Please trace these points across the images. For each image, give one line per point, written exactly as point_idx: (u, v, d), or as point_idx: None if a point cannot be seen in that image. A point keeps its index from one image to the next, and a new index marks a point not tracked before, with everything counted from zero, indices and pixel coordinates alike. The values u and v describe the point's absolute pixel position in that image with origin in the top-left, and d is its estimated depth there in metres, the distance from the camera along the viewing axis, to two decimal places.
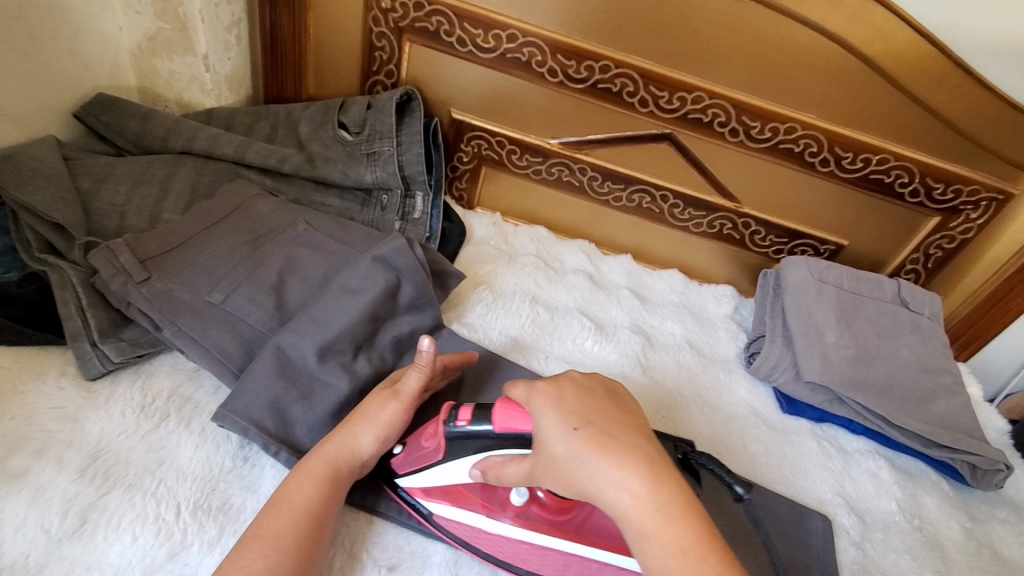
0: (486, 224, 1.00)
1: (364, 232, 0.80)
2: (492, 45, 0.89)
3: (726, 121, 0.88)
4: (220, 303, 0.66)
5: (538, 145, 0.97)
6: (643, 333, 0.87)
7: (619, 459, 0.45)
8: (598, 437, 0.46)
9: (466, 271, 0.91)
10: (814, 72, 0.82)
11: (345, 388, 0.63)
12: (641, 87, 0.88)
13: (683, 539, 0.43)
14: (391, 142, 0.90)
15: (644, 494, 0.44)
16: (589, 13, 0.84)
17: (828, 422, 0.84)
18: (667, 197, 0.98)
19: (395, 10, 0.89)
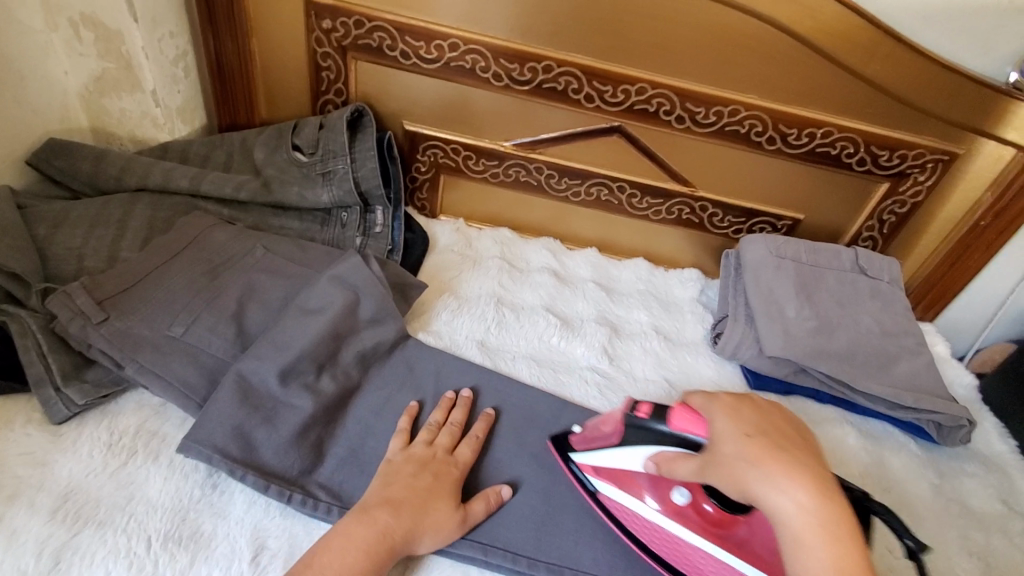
0: (449, 231, 1.01)
1: (325, 251, 0.83)
2: (435, 56, 0.90)
3: (670, 109, 0.89)
4: (180, 336, 0.67)
5: (493, 149, 0.98)
6: (609, 324, 0.89)
7: (788, 471, 0.46)
8: (784, 462, 0.47)
9: (430, 280, 0.91)
10: (751, 54, 0.83)
11: (310, 408, 0.65)
12: (584, 84, 0.89)
13: (842, 563, 0.43)
14: (345, 159, 0.90)
15: (811, 505, 0.45)
16: (526, 16, 0.85)
17: (795, 394, 0.86)
18: (625, 188, 0.99)
19: (336, 30, 0.90)
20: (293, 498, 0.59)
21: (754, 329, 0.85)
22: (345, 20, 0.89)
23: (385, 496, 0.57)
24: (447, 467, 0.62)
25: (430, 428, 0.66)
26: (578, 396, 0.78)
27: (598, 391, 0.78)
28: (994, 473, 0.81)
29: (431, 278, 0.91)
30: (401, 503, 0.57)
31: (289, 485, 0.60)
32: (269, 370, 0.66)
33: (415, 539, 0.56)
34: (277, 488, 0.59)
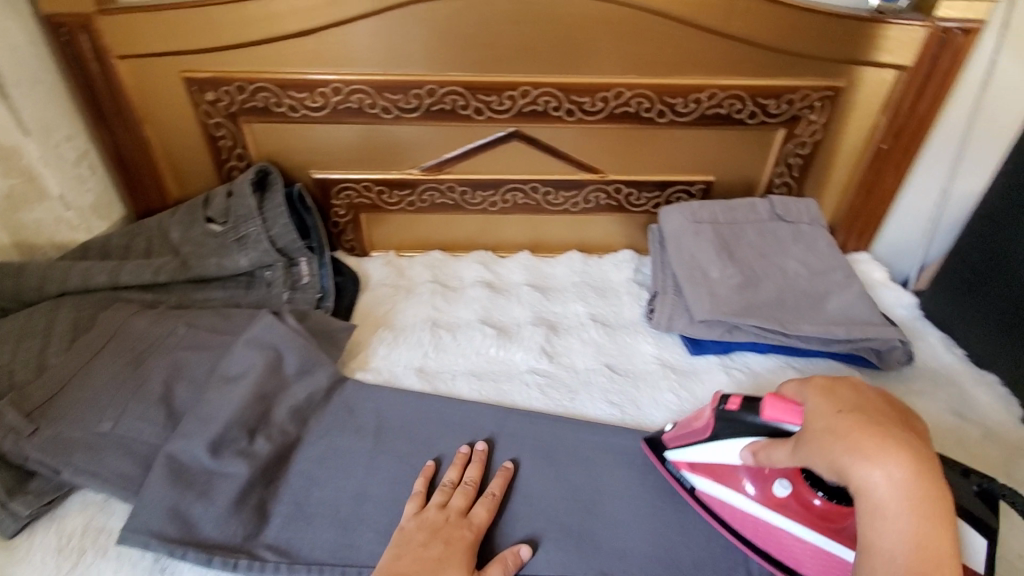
0: (380, 266, 1.15)
1: (245, 314, 0.93)
2: (321, 103, 1.02)
3: (557, 103, 1.04)
4: (110, 431, 0.76)
5: (402, 179, 1.12)
6: (547, 323, 1.03)
7: (886, 452, 0.50)
8: (893, 446, 0.50)
9: (363, 318, 1.03)
10: (593, 32, 0.98)
11: (245, 472, 0.74)
12: (470, 98, 1.03)
13: (923, 538, 0.48)
14: (256, 222, 0.99)
15: (908, 484, 0.49)
16: (385, 50, 0.98)
17: (733, 351, 0.99)
18: (536, 189, 1.15)
19: (220, 99, 1.02)
20: (237, 563, 0.68)
21: (680, 298, 1.01)
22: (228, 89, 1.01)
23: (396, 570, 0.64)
24: (461, 531, 0.69)
25: (444, 490, 0.73)
26: (520, 401, 0.89)
27: (540, 393, 0.90)
28: (939, 385, 0.95)
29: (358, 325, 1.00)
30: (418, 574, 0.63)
31: (234, 553, 0.69)
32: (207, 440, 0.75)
33: None
34: (220, 559, 0.68)
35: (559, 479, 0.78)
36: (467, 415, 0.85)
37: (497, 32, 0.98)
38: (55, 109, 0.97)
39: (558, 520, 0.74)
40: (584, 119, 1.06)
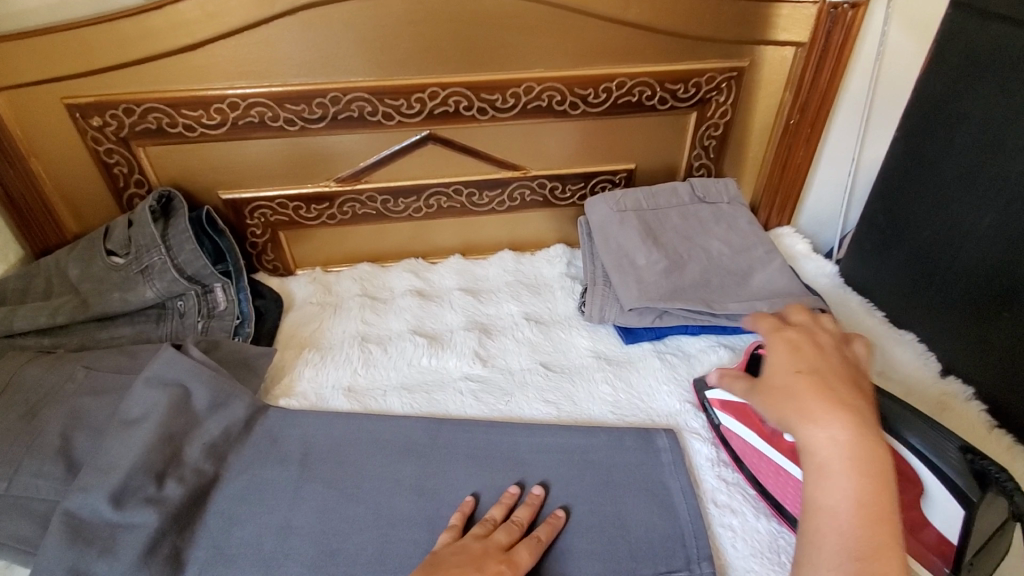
0: (510, 263, 1.08)
1: (331, 323, 0.95)
2: (512, 103, 0.95)
3: (733, 91, 0.98)
4: (2, 492, 0.66)
5: (576, 174, 1.05)
6: (662, 356, 0.89)
7: (824, 411, 0.54)
8: (831, 397, 0.55)
9: (498, 323, 0.95)
10: (794, 27, 0.92)
11: (155, 523, 0.63)
12: (657, 88, 0.96)
13: (859, 490, 0.50)
14: (445, 194, 1.04)
15: (841, 433, 0.52)
16: (570, 47, 0.92)
17: (872, 302, 0.96)
18: (696, 172, 1.08)
19: (365, 73, 0.90)
20: None
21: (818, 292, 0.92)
22: (388, 72, 0.90)
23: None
24: (497, 565, 0.57)
25: (485, 522, 0.63)
26: (653, 411, 0.80)
27: (667, 393, 0.82)
28: None
29: (486, 329, 0.94)
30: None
31: None
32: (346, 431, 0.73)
33: None
34: None
35: (673, 508, 0.67)
36: (601, 451, 0.73)
37: (692, 20, 0.91)
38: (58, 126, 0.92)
39: (659, 538, 0.64)
40: (746, 107, 1.01)
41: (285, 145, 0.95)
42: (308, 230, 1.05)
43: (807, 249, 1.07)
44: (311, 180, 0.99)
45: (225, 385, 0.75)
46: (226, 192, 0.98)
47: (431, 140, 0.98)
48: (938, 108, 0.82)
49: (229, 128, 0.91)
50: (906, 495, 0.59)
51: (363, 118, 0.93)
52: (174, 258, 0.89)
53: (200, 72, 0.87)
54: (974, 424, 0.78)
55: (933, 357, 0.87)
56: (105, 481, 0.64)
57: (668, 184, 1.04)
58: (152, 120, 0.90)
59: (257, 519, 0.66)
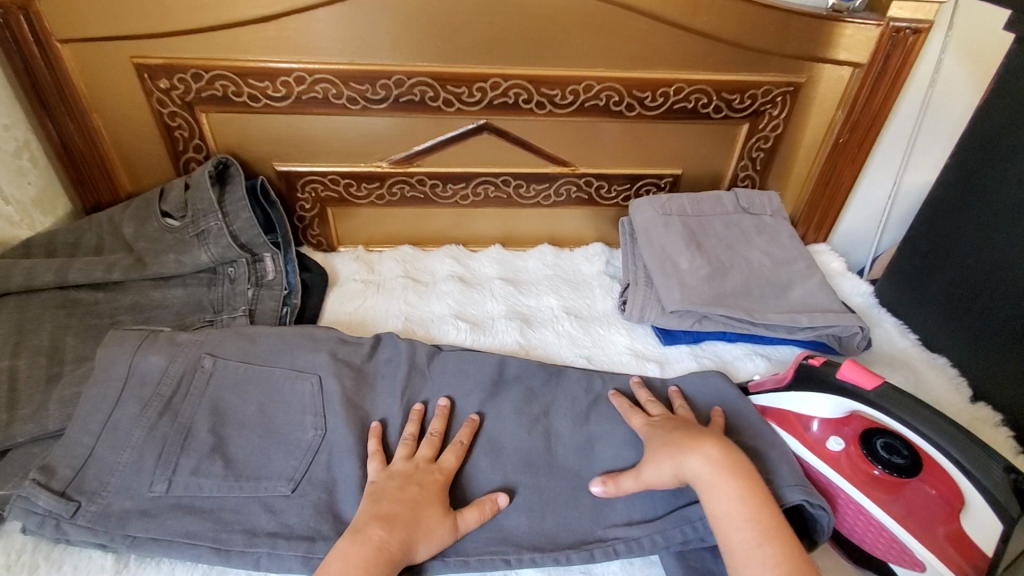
0: (551, 256, 1.10)
1: (373, 298, 0.97)
2: (570, 99, 0.96)
3: (785, 105, 0.99)
4: (65, 436, 0.67)
5: (623, 175, 1.07)
6: (700, 359, 0.91)
7: (702, 441, 0.64)
8: (691, 427, 0.67)
9: (535, 315, 0.97)
10: (854, 49, 0.94)
11: (218, 479, 0.66)
12: (713, 97, 0.98)
13: (751, 508, 0.59)
14: (492, 184, 1.06)
15: (711, 461, 0.63)
16: (632, 49, 0.93)
17: (906, 324, 0.98)
18: (741, 182, 1.10)
19: (430, 57, 0.91)
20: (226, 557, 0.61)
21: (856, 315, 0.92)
22: (453, 60, 0.91)
23: (378, 513, 0.61)
24: (432, 475, 0.67)
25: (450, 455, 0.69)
26: None
27: None
28: None
29: (526, 319, 0.96)
30: (397, 519, 0.60)
31: (212, 553, 0.61)
32: (397, 406, 0.75)
33: (742, 495, 0.60)
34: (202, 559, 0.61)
35: None
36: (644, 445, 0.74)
37: (757, 32, 0.92)
38: (117, 87, 0.92)
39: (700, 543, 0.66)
40: (797, 123, 1.03)
41: (346, 123, 0.96)
42: (355, 209, 1.07)
43: (841, 268, 1.09)
44: (365, 159, 1.01)
45: (277, 352, 0.77)
46: (281, 164, 1.00)
47: (486, 130, 0.99)
48: (993, 139, 0.83)
49: (293, 102, 0.93)
50: (945, 511, 0.61)
51: (424, 103, 0.94)
52: (229, 225, 0.91)
53: (271, 44, 0.88)
54: (1003, 447, 0.80)
55: (965, 383, 0.88)
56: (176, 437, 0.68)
57: (713, 193, 1.05)
58: (218, 88, 0.91)
59: (317, 478, 0.67)
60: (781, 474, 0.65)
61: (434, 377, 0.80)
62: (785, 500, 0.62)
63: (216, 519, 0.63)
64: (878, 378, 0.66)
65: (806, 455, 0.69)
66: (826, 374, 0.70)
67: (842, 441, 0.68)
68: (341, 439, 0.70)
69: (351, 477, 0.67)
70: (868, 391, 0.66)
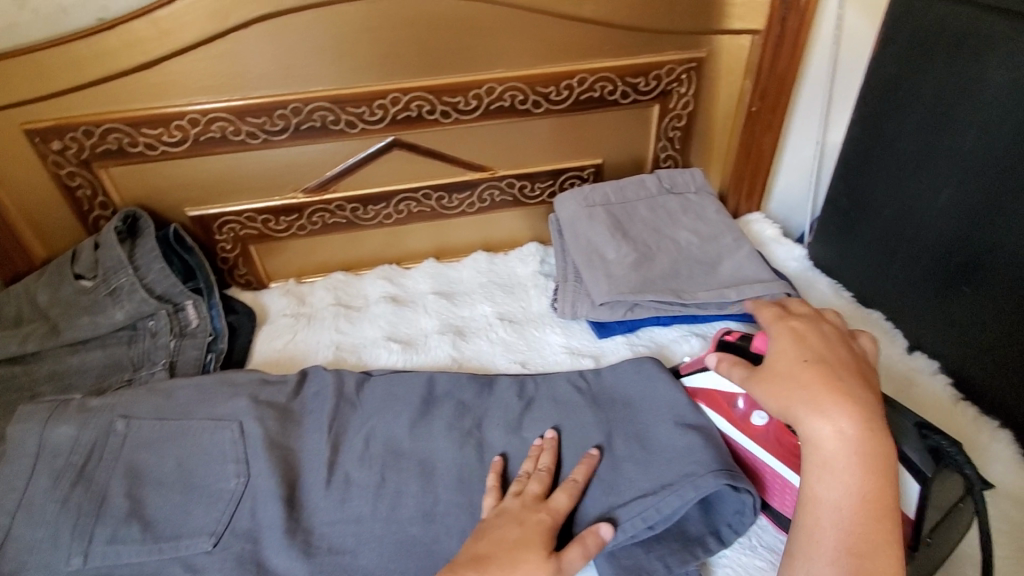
0: (484, 263, 1.08)
1: (302, 331, 0.96)
2: (475, 104, 0.95)
3: (691, 81, 0.99)
4: None
5: (544, 172, 1.06)
6: (635, 348, 0.90)
7: (840, 406, 0.55)
8: (830, 384, 0.57)
9: (469, 325, 0.96)
10: (748, 17, 0.93)
11: (137, 544, 0.64)
12: (618, 83, 0.97)
13: (864, 489, 0.52)
14: (414, 198, 1.04)
15: (848, 432, 0.54)
16: (528, 46, 0.92)
17: (840, 283, 0.97)
18: (663, 163, 1.09)
19: (324, 82, 0.89)
20: None
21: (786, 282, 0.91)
22: (348, 81, 0.90)
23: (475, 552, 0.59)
24: (538, 514, 0.62)
25: None
26: None
27: None
28: None
29: (461, 331, 0.94)
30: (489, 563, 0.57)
31: None
32: (323, 442, 0.73)
33: (854, 479, 0.53)
34: None
35: None
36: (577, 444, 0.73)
37: (649, 13, 0.91)
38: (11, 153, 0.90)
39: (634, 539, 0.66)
40: (707, 97, 1.02)
41: (251, 159, 0.94)
42: (279, 243, 1.05)
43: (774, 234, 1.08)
44: (278, 192, 0.99)
45: (196, 404, 0.75)
46: (193, 208, 0.98)
47: (396, 146, 0.98)
48: (890, 88, 0.82)
49: (192, 145, 0.91)
50: None
51: (326, 128, 0.93)
52: (142, 278, 0.89)
53: (159, 90, 0.86)
54: (939, 396, 0.79)
55: (899, 331, 0.88)
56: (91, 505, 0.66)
57: (635, 178, 1.05)
58: (112, 141, 0.89)
59: (240, 528, 0.66)
60: (704, 461, 0.64)
61: (361, 405, 0.78)
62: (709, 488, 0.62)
63: None
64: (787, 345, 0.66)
65: (733, 431, 0.69)
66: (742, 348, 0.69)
67: (766, 414, 0.67)
68: (262, 484, 0.68)
69: (274, 523, 0.66)
70: None
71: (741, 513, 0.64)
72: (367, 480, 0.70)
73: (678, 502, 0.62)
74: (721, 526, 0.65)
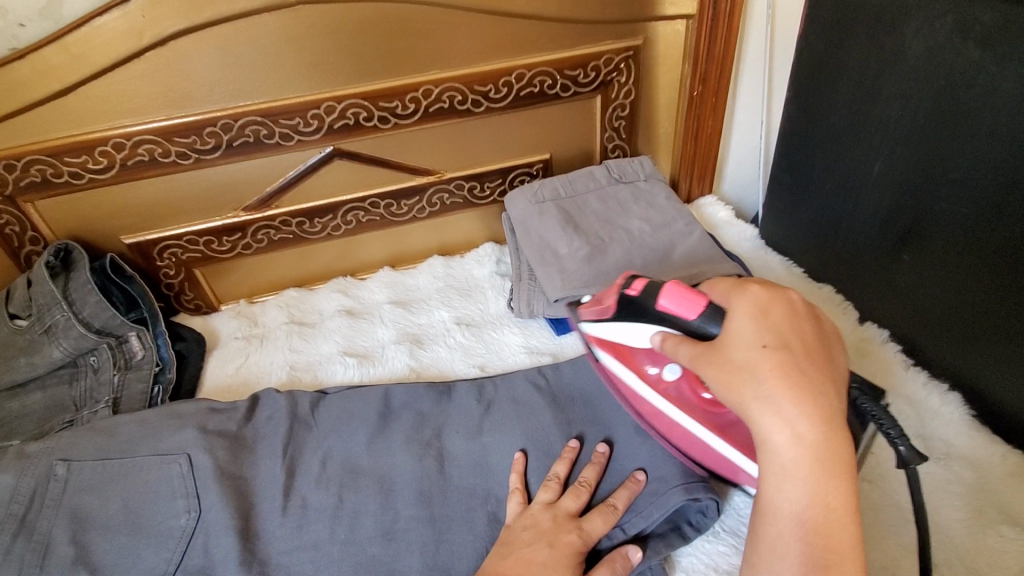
0: (440, 268, 1.07)
1: (256, 353, 0.93)
2: (413, 108, 0.93)
3: (629, 70, 0.98)
4: None
5: (492, 171, 1.04)
6: None
7: (795, 399, 0.46)
8: (789, 373, 0.47)
9: (426, 333, 0.94)
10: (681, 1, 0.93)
11: None
12: (557, 77, 0.96)
13: (824, 494, 0.45)
14: (362, 208, 1.02)
15: (806, 433, 0.46)
16: (461, 46, 0.90)
17: (791, 260, 0.99)
18: (612, 153, 1.08)
19: (254, 96, 0.87)
20: None
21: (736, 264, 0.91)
22: (280, 93, 0.87)
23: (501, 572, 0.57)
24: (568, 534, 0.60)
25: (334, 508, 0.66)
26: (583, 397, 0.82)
27: None
28: None
29: (418, 339, 0.93)
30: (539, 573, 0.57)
31: None
32: (278, 467, 0.71)
33: (812, 488, 0.45)
34: None
35: None
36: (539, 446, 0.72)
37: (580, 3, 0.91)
38: None
39: None
40: (648, 84, 1.02)
41: (186, 180, 0.91)
42: (226, 264, 1.02)
43: (726, 215, 1.09)
44: (219, 212, 0.96)
45: (142, 441, 0.72)
46: (130, 236, 0.94)
47: (337, 156, 0.95)
48: (819, 66, 0.83)
49: (120, 170, 0.87)
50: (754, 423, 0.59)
51: (260, 143, 0.90)
52: (79, 313, 0.85)
53: (77, 116, 0.83)
54: (891, 365, 0.80)
55: (850, 305, 0.89)
56: (34, 557, 0.63)
57: (584, 170, 1.04)
58: (35, 172, 0.85)
59: (193, 565, 0.64)
60: (668, 476, 0.65)
61: (317, 425, 0.76)
62: (671, 503, 0.62)
63: None
64: (704, 303, 0.54)
65: (641, 386, 0.64)
66: (646, 304, 0.58)
67: (678, 369, 0.62)
68: (215, 517, 0.66)
69: (229, 557, 0.63)
70: (689, 320, 0.54)
71: (704, 512, 0.65)
72: (325, 503, 0.68)
73: (644, 521, 0.63)
74: (682, 523, 0.66)
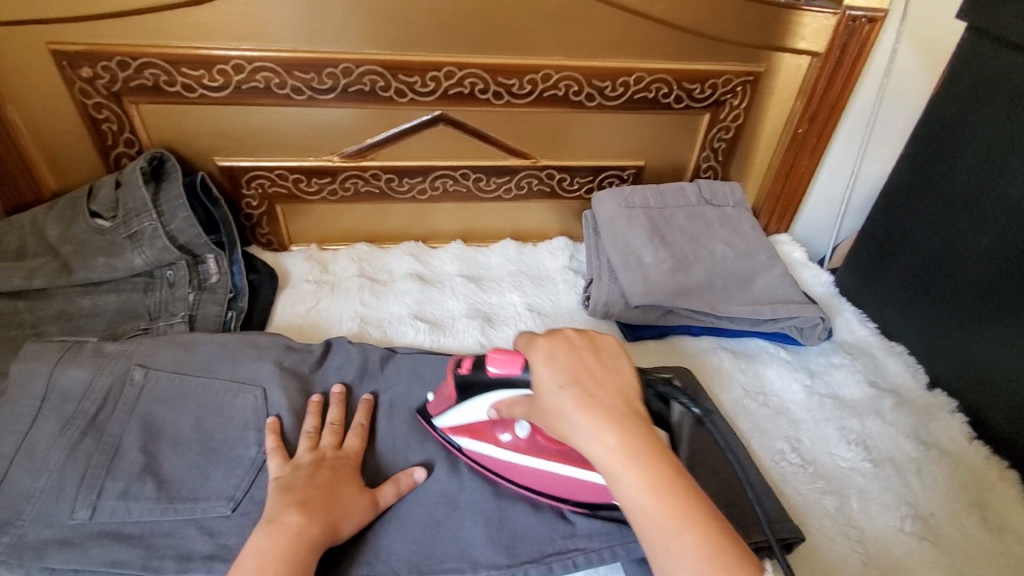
0: (515, 252, 1.06)
1: (328, 299, 0.93)
2: (529, 89, 0.93)
3: (744, 94, 0.99)
4: None
5: (584, 167, 1.04)
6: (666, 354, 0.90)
7: (583, 413, 0.51)
8: (581, 391, 0.52)
9: (498, 312, 0.94)
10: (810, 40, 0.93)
11: (149, 501, 0.61)
12: (674, 87, 0.96)
13: (647, 483, 0.48)
14: (452, 177, 1.02)
15: (610, 440, 0.49)
16: (590, 37, 0.90)
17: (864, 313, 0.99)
18: (703, 174, 1.09)
19: (379, 44, 0.86)
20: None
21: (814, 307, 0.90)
22: (405, 47, 0.87)
23: None
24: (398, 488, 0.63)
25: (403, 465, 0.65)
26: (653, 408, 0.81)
27: None
28: None
29: (488, 318, 0.93)
30: (312, 502, 0.58)
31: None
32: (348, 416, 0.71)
33: (634, 479, 0.48)
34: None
35: None
36: None
37: (715, 19, 0.90)
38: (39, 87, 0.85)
39: None
40: (757, 112, 1.02)
41: (291, 115, 0.91)
42: (305, 206, 1.01)
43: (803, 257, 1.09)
44: (315, 152, 0.95)
45: (215, 364, 0.72)
46: (224, 159, 0.94)
47: (442, 121, 0.95)
48: (943, 129, 0.84)
49: (232, 92, 0.87)
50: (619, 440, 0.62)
51: (374, 93, 0.90)
52: (165, 225, 0.84)
53: (204, 29, 0.82)
54: (956, 433, 0.81)
55: (922, 369, 0.89)
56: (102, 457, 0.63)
57: (676, 184, 1.04)
58: (148, 77, 0.84)
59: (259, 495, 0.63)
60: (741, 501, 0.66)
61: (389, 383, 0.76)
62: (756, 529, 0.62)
63: (148, 546, 0.58)
64: (515, 355, 0.58)
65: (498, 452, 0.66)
66: (478, 378, 0.62)
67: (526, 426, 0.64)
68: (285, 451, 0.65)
69: None
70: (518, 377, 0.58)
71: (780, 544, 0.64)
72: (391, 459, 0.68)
73: None
74: None
